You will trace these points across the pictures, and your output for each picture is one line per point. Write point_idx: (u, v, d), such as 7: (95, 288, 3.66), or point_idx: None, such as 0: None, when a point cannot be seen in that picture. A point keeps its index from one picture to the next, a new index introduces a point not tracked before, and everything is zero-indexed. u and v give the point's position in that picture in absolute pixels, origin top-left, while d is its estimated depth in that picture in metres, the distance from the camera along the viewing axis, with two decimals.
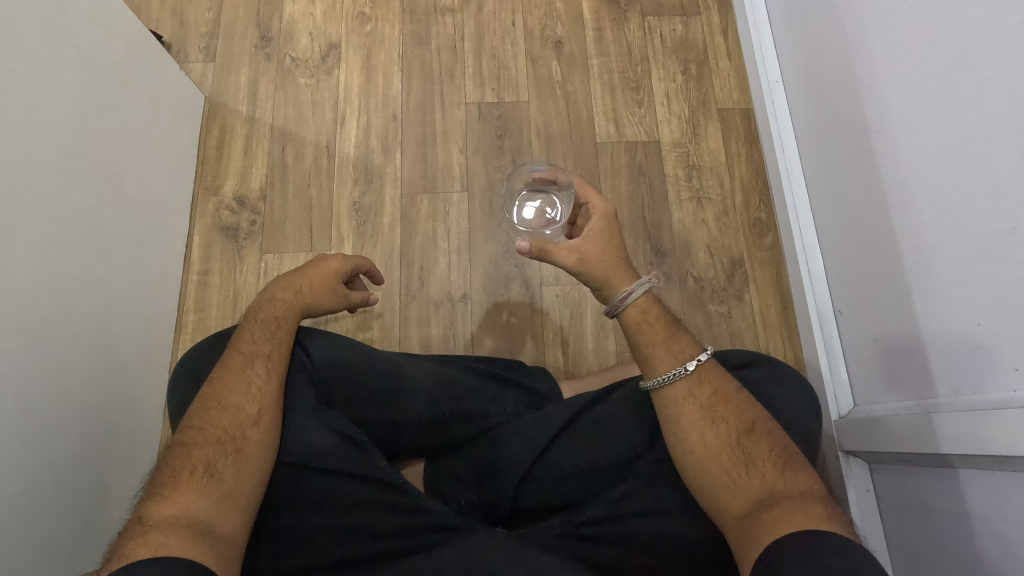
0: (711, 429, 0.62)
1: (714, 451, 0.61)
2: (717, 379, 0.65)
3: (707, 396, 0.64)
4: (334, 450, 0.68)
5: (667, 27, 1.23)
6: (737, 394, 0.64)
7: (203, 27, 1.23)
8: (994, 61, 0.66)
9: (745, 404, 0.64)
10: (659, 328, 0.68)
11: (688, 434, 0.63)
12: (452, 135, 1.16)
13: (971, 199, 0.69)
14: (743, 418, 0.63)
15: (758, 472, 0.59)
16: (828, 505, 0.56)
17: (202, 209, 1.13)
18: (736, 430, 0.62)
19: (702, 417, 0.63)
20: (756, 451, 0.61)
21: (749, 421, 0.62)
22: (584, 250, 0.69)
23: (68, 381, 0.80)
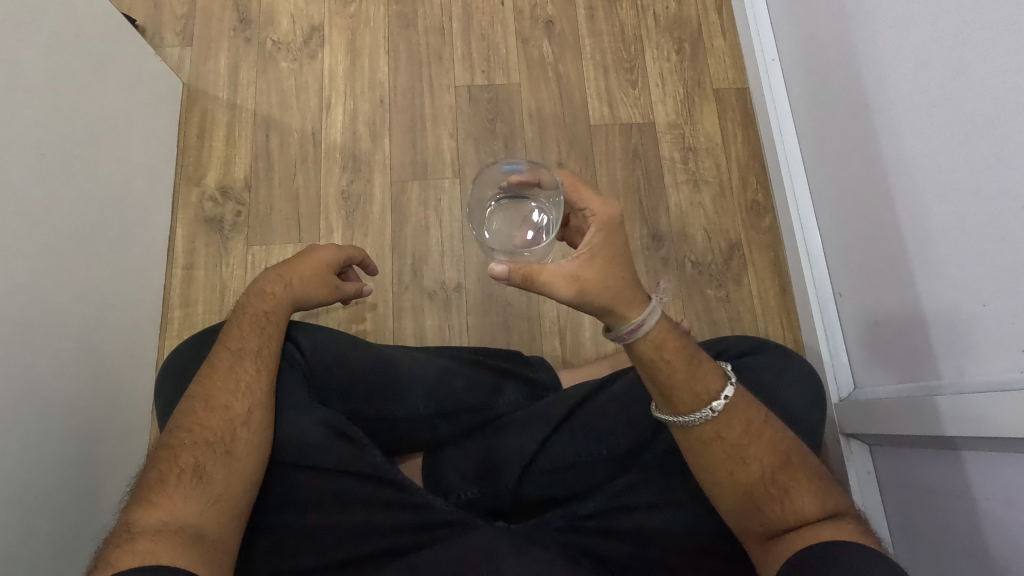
0: (740, 465, 0.60)
1: (747, 490, 0.59)
2: (746, 413, 0.61)
3: (736, 434, 0.60)
4: (328, 446, 0.65)
5: (660, 5, 1.20)
6: (770, 423, 0.61)
7: (179, 10, 1.18)
8: (1000, 35, 0.64)
9: (779, 435, 0.61)
10: (679, 364, 0.60)
11: (718, 475, 0.60)
12: (442, 119, 1.13)
13: (977, 178, 0.68)
14: (776, 452, 0.60)
15: (795, 507, 0.57)
16: (867, 527, 0.56)
17: (184, 200, 1.09)
18: (770, 466, 0.59)
19: (732, 456, 0.60)
20: (792, 484, 0.58)
21: (784, 455, 0.60)
22: (583, 277, 0.57)
23: (49, 384, 0.77)
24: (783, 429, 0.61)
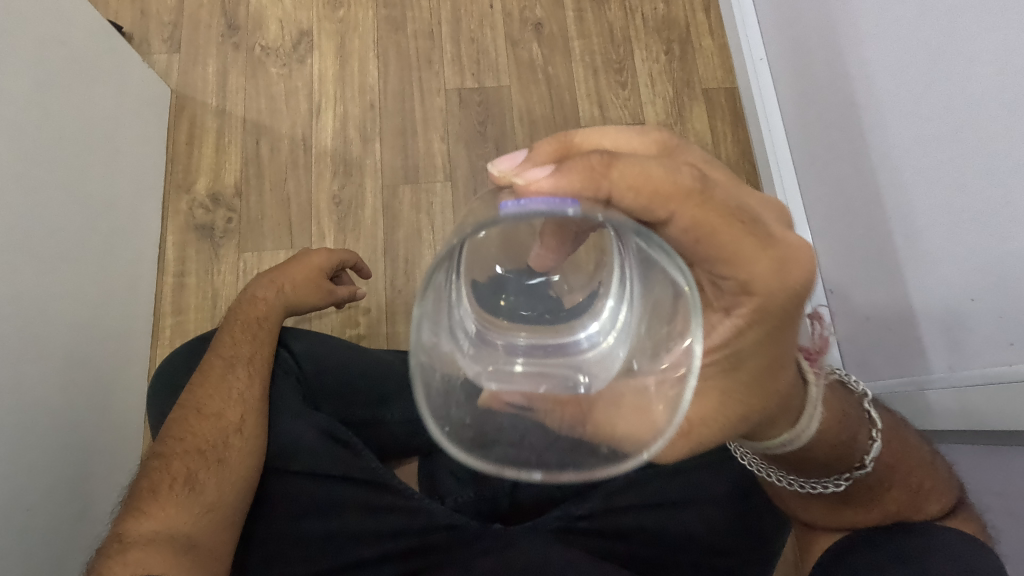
0: (857, 507, 0.58)
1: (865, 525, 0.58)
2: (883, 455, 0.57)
3: (869, 478, 0.57)
4: (323, 451, 0.65)
5: (648, 5, 1.20)
6: (902, 465, 0.57)
7: (166, 16, 1.17)
8: (983, 31, 0.65)
9: (911, 469, 0.58)
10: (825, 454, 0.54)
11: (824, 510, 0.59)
12: (433, 123, 1.13)
13: (964, 174, 0.68)
14: (904, 498, 0.57)
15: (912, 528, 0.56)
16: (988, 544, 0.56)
17: (174, 207, 1.09)
18: (898, 500, 0.57)
19: (848, 496, 0.58)
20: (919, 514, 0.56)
21: (915, 486, 0.57)
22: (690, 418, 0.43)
23: (41, 394, 0.77)
24: (915, 471, 0.58)
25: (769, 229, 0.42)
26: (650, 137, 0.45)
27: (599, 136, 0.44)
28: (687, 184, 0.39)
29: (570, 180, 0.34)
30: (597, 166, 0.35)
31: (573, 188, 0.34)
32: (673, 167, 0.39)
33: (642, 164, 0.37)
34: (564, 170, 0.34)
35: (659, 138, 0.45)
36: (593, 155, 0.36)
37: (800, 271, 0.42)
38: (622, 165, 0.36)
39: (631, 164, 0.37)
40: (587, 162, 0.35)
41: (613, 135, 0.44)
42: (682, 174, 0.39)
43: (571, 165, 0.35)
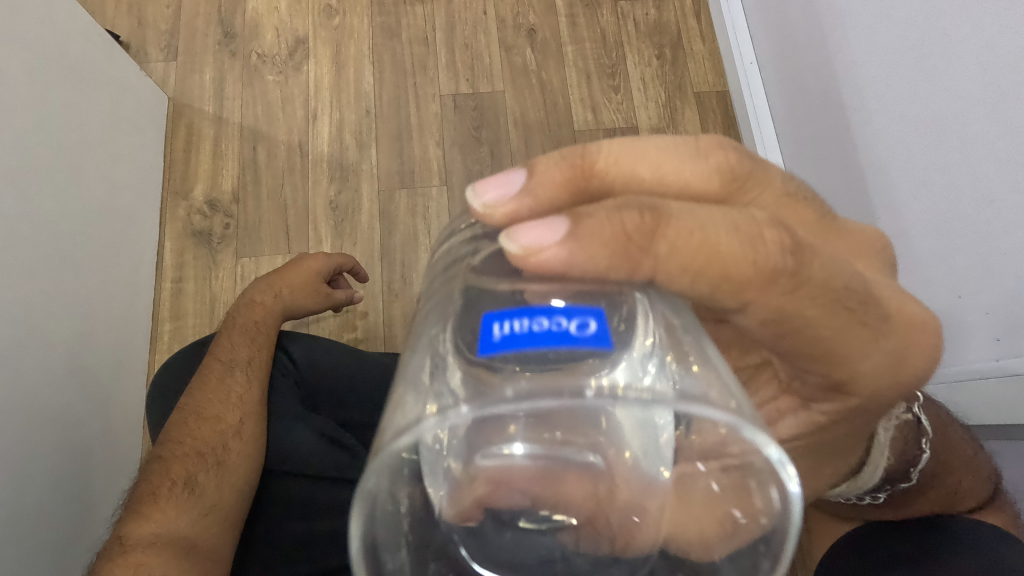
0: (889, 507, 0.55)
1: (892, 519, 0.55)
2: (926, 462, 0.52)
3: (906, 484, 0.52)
4: (323, 453, 0.66)
5: (640, 11, 1.22)
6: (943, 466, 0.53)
7: (163, 25, 1.19)
8: (965, 33, 0.66)
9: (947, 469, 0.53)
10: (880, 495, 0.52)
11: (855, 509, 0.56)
12: (428, 128, 1.14)
13: (949, 174, 0.70)
14: (941, 498, 0.53)
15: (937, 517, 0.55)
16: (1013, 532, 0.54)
17: (172, 214, 1.10)
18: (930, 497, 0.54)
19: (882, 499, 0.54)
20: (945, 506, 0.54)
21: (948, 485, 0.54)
22: None
23: (40, 401, 0.77)
24: (955, 471, 0.54)
25: (883, 308, 0.33)
26: (716, 163, 0.32)
27: (634, 159, 0.31)
28: (779, 266, 0.29)
29: (586, 251, 0.27)
30: (638, 227, 0.27)
31: (589, 256, 0.27)
32: (755, 237, 0.28)
33: (707, 230, 0.28)
34: (579, 233, 0.27)
35: (726, 162, 0.32)
36: (634, 208, 0.27)
37: (916, 361, 0.35)
38: (671, 233, 0.27)
39: (688, 228, 0.28)
40: (622, 220, 0.27)
41: (653, 155, 0.32)
42: (768, 246, 0.29)
43: (589, 223, 0.27)
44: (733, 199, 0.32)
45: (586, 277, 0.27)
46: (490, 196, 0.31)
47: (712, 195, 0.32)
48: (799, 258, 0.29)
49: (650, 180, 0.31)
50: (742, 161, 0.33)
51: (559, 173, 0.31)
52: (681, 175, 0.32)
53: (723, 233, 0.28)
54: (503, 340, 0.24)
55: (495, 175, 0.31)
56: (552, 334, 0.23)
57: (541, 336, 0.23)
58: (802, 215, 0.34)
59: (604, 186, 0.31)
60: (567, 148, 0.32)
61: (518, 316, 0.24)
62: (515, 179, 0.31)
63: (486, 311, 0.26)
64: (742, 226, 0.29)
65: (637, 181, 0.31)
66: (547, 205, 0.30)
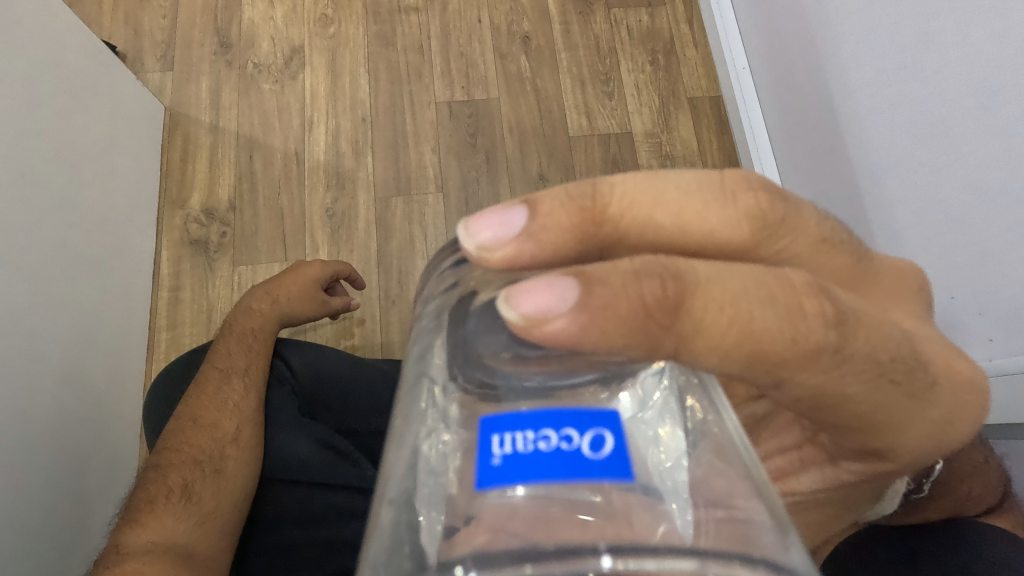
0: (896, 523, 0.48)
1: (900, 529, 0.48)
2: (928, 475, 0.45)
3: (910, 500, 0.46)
4: (320, 460, 0.66)
5: (633, 18, 1.23)
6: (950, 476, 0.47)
7: (159, 35, 1.19)
8: (951, 38, 0.67)
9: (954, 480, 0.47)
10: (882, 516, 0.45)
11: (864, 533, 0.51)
12: (424, 135, 1.15)
13: (939, 176, 0.70)
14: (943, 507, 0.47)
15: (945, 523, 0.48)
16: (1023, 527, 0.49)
17: (169, 223, 1.10)
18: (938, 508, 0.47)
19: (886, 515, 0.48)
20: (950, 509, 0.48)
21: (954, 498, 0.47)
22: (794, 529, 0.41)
23: (37, 413, 0.77)
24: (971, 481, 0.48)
25: (932, 373, 0.29)
26: (744, 208, 0.29)
27: (653, 203, 0.28)
28: (819, 341, 0.25)
29: (599, 326, 0.23)
30: (659, 300, 0.24)
31: (603, 332, 0.24)
32: (794, 310, 0.25)
33: (739, 299, 0.24)
34: (592, 301, 0.23)
35: (755, 205, 0.29)
36: (654, 275, 0.24)
37: (964, 428, 0.30)
38: (699, 304, 0.24)
39: (716, 299, 0.24)
40: (640, 291, 0.24)
41: (674, 199, 0.28)
42: (810, 318, 0.25)
43: (603, 289, 0.23)
44: (762, 249, 0.29)
45: (599, 350, 0.24)
46: (486, 237, 0.27)
47: (739, 244, 0.29)
48: (841, 328, 0.26)
49: (669, 226, 0.29)
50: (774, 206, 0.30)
51: (566, 216, 0.28)
52: (705, 223, 0.29)
53: (757, 302, 0.25)
54: (503, 470, 0.22)
55: (492, 211, 0.28)
56: (564, 462, 0.22)
57: (550, 460, 0.22)
58: (835, 262, 0.31)
59: (618, 232, 0.28)
60: (578, 188, 0.29)
61: (521, 428, 0.23)
62: (516, 218, 0.28)
63: (482, 414, 0.25)
64: (779, 293, 0.25)
65: (655, 227, 0.28)
66: (551, 250, 0.28)
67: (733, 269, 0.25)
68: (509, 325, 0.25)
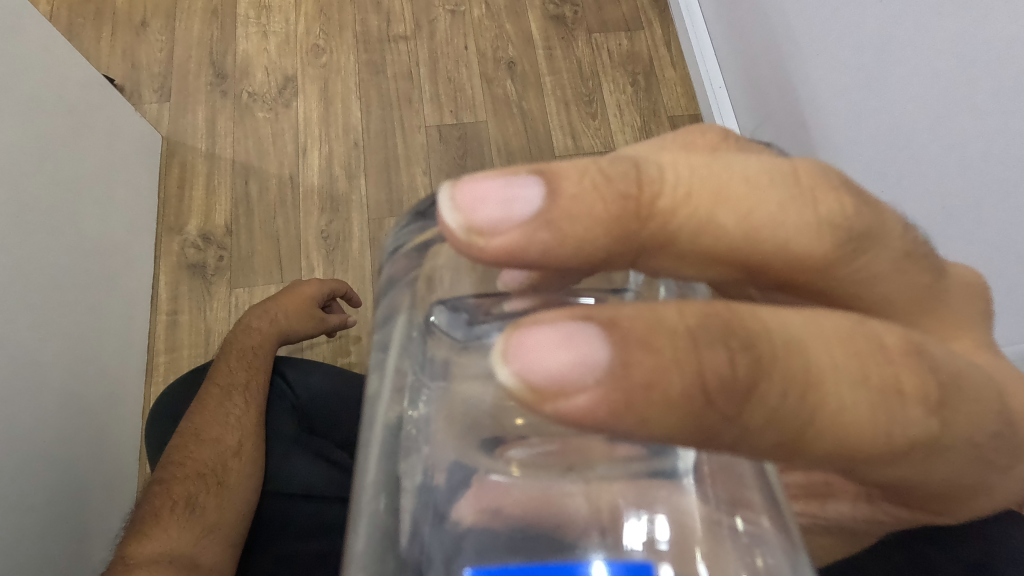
0: None
1: None
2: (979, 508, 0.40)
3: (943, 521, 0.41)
4: (321, 474, 0.68)
5: (613, 42, 1.29)
6: None
7: (156, 67, 1.23)
8: (909, 53, 0.71)
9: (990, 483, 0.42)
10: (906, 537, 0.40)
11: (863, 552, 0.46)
12: (415, 158, 1.18)
13: (906, 181, 0.74)
14: None
15: None
16: None
17: (166, 248, 1.13)
18: None
19: None
20: None
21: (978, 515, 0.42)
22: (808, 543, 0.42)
23: (39, 439, 0.78)
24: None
25: (1001, 405, 0.29)
26: (826, 214, 0.27)
27: (714, 201, 0.26)
28: (918, 432, 0.25)
29: (638, 414, 0.21)
30: (724, 383, 0.22)
31: (643, 419, 0.21)
32: (889, 393, 0.24)
33: (824, 376, 0.23)
34: (631, 375, 0.21)
35: (839, 210, 0.27)
36: (719, 346, 0.22)
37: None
38: (765, 390, 0.23)
39: (799, 375, 0.23)
40: (699, 364, 0.21)
41: (742, 195, 0.26)
42: (908, 405, 0.25)
43: (647, 357, 0.21)
44: (839, 266, 0.28)
45: (638, 436, 0.22)
46: (483, 219, 0.25)
47: (816, 261, 0.27)
48: (943, 415, 0.26)
49: (732, 228, 0.26)
50: (858, 211, 0.28)
51: (602, 206, 0.25)
52: (779, 231, 0.27)
53: (848, 389, 0.24)
54: None
55: (497, 181, 0.25)
56: None
57: None
58: (905, 283, 0.30)
59: (668, 231, 0.26)
60: (616, 167, 0.25)
61: None
62: (527, 197, 0.25)
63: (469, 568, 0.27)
64: (873, 372, 0.24)
65: (716, 230, 0.26)
66: (574, 243, 0.25)
67: (819, 333, 0.23)
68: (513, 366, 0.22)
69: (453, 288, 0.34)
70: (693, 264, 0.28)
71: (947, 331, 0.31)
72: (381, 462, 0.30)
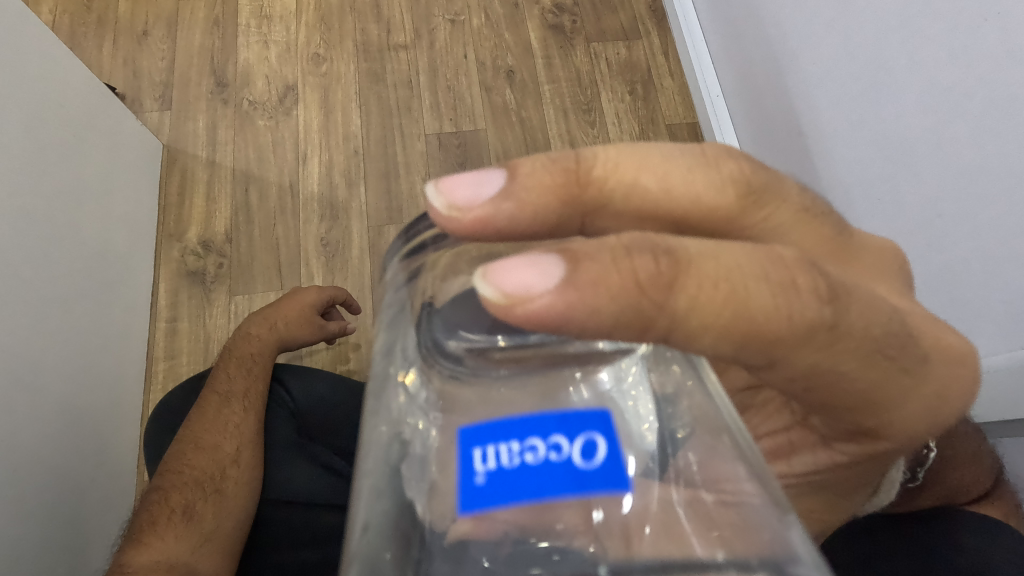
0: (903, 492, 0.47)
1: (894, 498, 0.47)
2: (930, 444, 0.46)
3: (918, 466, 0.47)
4: (318, 482, 0.68)
5: (611, 51, 1.30)
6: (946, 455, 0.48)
7: (157, 76, 1.24)
8: (904, 62, 0.72)
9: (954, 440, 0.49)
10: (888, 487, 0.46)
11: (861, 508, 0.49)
12: (414, 165, 1.19)
13: (900, 189, 0.75)
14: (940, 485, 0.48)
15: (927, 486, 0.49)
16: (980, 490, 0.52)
17: (166, 255, 1.13)
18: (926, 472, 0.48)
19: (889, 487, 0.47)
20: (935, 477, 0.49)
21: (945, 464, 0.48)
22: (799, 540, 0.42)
23: (37, 446, 0.78)
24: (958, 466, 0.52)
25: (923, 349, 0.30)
26: (728, 174, 0.30)
27: (637, 167, 0.29)
28: (816, 317, 0.25)
29: (589, 303, 0.22)
30: (653, 277, 0.23)
31: (593, 308, 0.22)
32: (789, 285, 0.25)
33: (733, 275, 0.24)
34: (579, 279, 0.22)
35: (739, 171, 0.31)
36: (646, 251, 0.23)
37: (958, 400, 0.32)
38: (691, 281, 0.23)
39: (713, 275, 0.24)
40: (633, 266, 0.22)
41: (659, 163, 0.30)
42: (804, 294, 0.25)
43: (592, 265, 0.22)
44: (746, 216, 0.31)
45: (586, 330, 0.23)
46: (459, 197, 0.28)
47: (723, 212, 0.30)
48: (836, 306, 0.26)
49: (655, 189, 0.30)
50: (757, 173, 0.31)
51: (550, 176, 0.29)
52: (690, 188, 0.30)
53: (749, 279, 0.24)
54: (488, 488, 0.22)
55: (469, 173, 0.28)
56: (551, 472, 0.22)
57: (536, 473, 0.22)
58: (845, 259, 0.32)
59: (602, 194, 0.29)
60: (560, 153, 0.30)
61: (503, 440, 0.23)
62: (492, 180, 0.28)
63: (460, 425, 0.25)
64: (773, 269, 0.24)
65: (641, 191, 0.30)
66: (532, 212, 0.28)
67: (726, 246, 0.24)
68: (485, 304, 0.24)
69: (441, 284, 0.32)
70: (630, 223, 0.31)
71: (918, 318, 0.31)
72: (372, 491, 0.28)
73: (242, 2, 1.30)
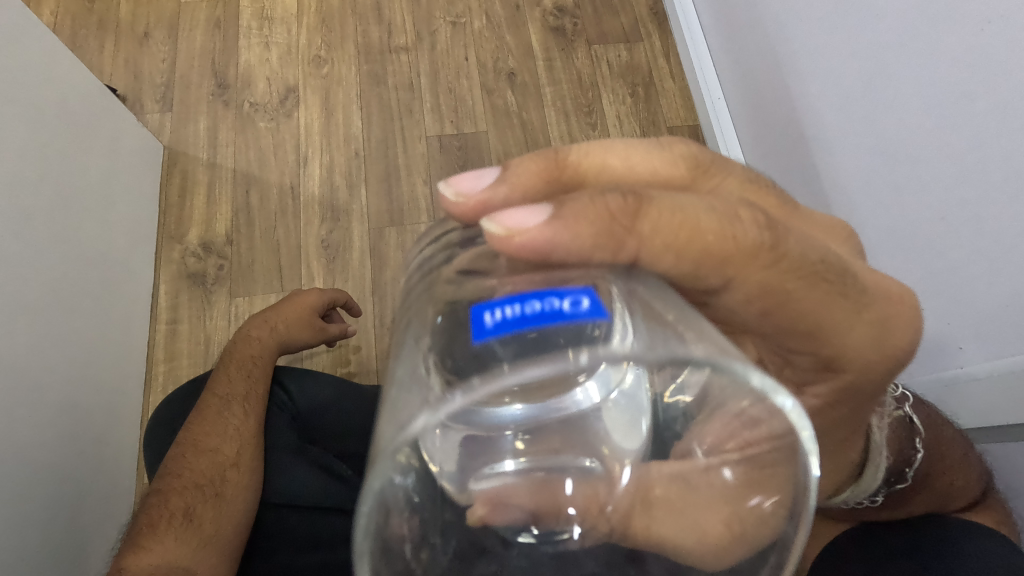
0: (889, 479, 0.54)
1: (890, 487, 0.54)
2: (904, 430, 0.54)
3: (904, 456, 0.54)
4: (318, 485, 0.67)
5: (612, 53, 1.30)
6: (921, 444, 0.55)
7: (158, 77, 1.24)
8: (905, 65, 0.72)
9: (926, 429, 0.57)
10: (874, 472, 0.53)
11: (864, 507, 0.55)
12: (415, 168, 1.19)
13: (902, 192, 0.74)
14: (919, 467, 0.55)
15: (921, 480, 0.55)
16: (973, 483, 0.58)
17: (167, 257, 1.13)
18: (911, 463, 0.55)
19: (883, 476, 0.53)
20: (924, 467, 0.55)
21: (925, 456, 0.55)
22: None
23: (36, 449, 0.77)
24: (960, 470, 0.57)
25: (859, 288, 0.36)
26: (679, 154, 0.38)
27: (603, 152, 0.37)
28: (757, 241, 0.32)
29: (571, 230, 0.28)
30: (621, 207, 0.29)
31: (575, 236, 0.28)
32: (731, 216, 0.31)
33: (686, 210, 0.30)
34: (562, 214, 0.28)
35: (688, 152, 0.38)
36: (615, 193, 0.29)
37: (897, 331, 0.39)
38: (653, 212, 0.29)
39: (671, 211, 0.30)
40: (605, 203, 0.29)
41: (621, 150, 0.37)
42: (744, 224, 0.31)
43: (571, 206, 0.28)
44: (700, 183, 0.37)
45: (569, 259, 0.28)
46: (464, 184, 0.34)
47: (679, 182, 0.37)
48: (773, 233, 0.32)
49: (620, 169, 0.37)
50: (704, 155, 0.38)
51: (535, 164, 0.35)
52: (649, 163, 0.37)
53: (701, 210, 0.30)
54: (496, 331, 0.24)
55: (468, 172, 0.35)
56: (551, 317, 0.23)
57: (539, 321, 0.23)
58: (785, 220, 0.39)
59: (577, 174, 0.36)
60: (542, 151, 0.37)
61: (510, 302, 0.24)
62: (488, 173, 0.35)
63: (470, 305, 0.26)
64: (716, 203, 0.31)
65: (609, 169, 0.37)
66: (523, 191, 0.35)
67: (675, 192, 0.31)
68: (488, 240, 0.29)
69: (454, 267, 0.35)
70: None
71: None
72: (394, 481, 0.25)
73: (244, 4, 1.30)
